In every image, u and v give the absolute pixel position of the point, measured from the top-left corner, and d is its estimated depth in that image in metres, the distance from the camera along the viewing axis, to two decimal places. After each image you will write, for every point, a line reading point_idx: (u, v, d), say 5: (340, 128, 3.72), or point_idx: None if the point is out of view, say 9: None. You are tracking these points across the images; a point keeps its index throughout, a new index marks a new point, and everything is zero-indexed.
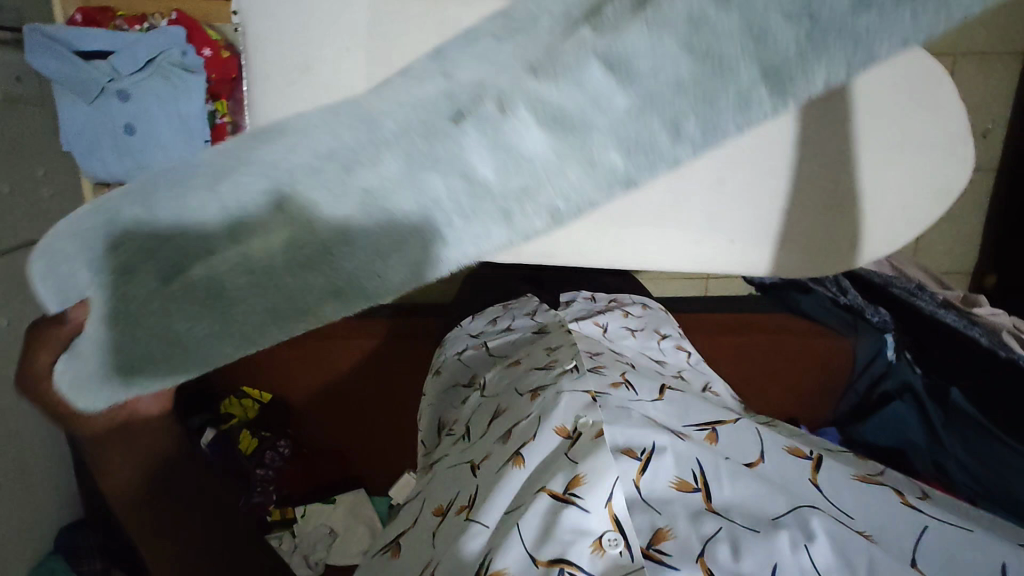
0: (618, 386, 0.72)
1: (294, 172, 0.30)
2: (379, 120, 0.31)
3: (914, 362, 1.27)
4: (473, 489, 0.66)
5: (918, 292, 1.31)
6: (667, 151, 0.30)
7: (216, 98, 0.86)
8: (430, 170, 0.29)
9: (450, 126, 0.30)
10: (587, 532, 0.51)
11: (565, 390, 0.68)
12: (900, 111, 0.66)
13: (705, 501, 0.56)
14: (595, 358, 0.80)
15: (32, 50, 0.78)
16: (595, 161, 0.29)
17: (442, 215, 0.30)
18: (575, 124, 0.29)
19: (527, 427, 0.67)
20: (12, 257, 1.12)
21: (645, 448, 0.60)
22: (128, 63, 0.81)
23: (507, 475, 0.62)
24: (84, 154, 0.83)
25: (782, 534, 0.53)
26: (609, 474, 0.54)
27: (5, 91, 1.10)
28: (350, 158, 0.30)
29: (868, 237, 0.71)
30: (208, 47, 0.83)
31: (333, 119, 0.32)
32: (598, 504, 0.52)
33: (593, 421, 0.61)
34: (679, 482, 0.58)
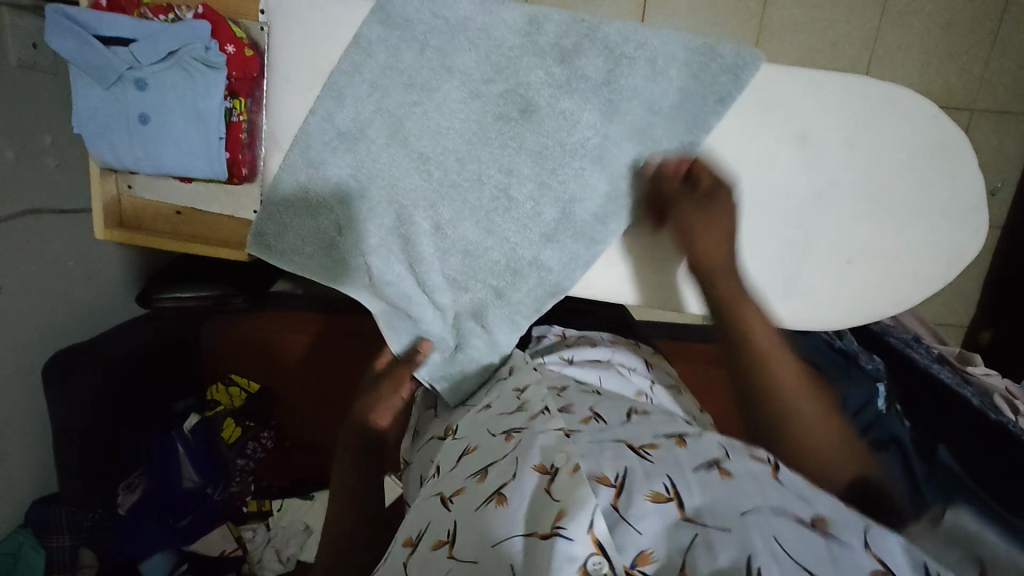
0: (590, 421, 0.60)
1: (484, 259, 0.72)
2: (500, 226, 0.71)
3: (902, 415, 1.26)
4: (450, 524, 0.52)
5: (914, 345, 1.33)
6: (648, 186, 0.70)
7: (234, 94, 0.69)
8: (563, 243, 0.72)
9: (565, 218, 0.71)
10: (574, 559, 0.44)
11: (536, 434, 0.56)
12: (916, 164, 0.70)
13: (680, 510, 0.47)
14: (564, 394, 0.67)
15: (55, 33, 0.63)
16: (621, 197, 0.70)
17: (574, 250, 0.72)
18: (611, 201, 0.70)
19: (502, 468, 0.55)
20: (13, 223, 1.12)
21: (619, 473, 0.50)
22: (149, 52, 0.64)
23: (486, 516, 0.50)
24: (92, 139, 0.68)
25: (755, 529, 0.44)
26: (589, 498, 0.46)
27: (21, 58, 1.10)
28: (519, 238, 0.72)
29: (885, 293, 0.75)
30: (233, 43, 0.66)
31: (499, 209, 0.71)
32: (581, 532, 0.45)
33: (569, 454, 0.52)
34: (654, 493, 0.48)
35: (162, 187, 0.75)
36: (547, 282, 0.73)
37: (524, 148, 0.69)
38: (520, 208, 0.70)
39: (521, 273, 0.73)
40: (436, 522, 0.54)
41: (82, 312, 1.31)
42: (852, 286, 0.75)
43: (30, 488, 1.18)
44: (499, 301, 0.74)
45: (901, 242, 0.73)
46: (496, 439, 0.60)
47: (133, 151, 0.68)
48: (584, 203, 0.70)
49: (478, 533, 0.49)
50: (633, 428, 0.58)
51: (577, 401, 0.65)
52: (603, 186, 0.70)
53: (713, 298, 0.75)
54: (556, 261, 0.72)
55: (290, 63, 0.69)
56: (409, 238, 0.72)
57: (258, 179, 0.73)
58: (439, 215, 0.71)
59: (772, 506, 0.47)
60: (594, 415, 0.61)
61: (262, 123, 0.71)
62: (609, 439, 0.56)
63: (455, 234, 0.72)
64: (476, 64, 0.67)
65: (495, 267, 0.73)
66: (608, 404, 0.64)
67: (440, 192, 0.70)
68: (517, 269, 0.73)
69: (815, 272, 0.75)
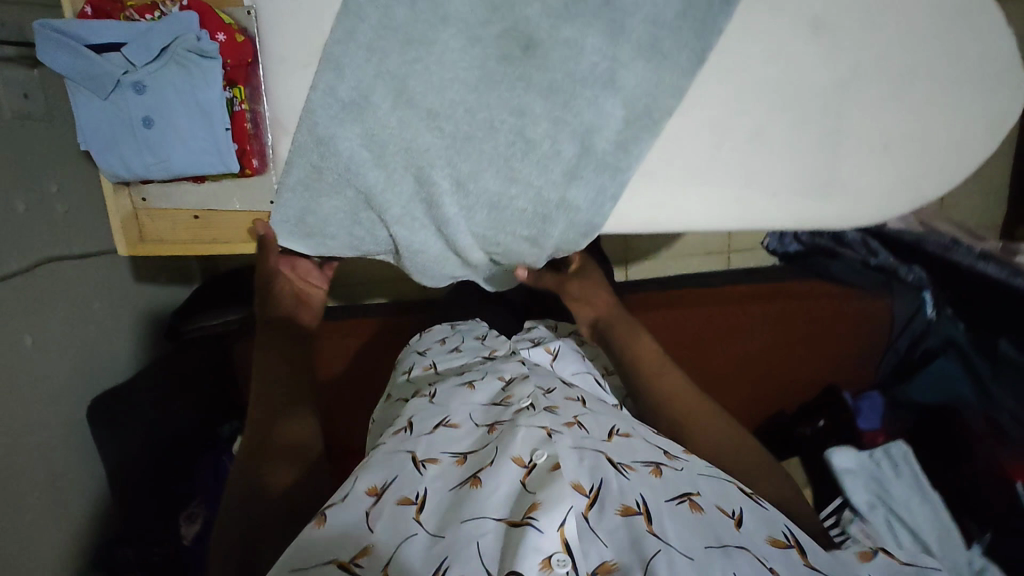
0: (573, 425, 0.73)
1: (509, 207, 0.69)
2: (519, 170, 0.68)
3: (956, 317, 1.23)
4: (419, 488, 0.63)
5: (953, 248, 1.26)
6: (664, 104, 0.67)
7: (232, 83, 0.68)
8: (590, 174, 0.69)
9: (587, 149, 0.68)
10: (539, 549, 0.54)
11: (521, 424, 0.69)
12: (940, 35, 0.68)
13: (647, 523, 0.60)
14: (550, 396, 0.80)
15: (46, 48, 0.62)
16: (638, 120, 0.68)
17: (606, 183, 0.69)
18: (632, 125, 0.68)
19: (484, 454, 0.66)
20: (34, 272, 1.13)
21: (594, 485, 0.63)
22: (141, 53, 0.63)
23: (462, 491, 0.61)
24: (100, 153, 0.67)
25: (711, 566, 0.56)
26: (564, 499, 0.58)
27: (15, 108, 1.11)
28: (543, 180, 0.68)
29: (928, 172, 0.72)
30: (223, 31, 0.66)
31: (516, 152, 0.68)
32: (551, 527, 0.55)
33: (549, 455, 0.64)
34: (624, 507, 0.61)
35: (177, 192, 0.74)
36: (581, 220, 0.70)
37: (535, 86, 0.66)
38: (541, 149, 0.67)
39: (549, 218, 0.70)
40: (405, 482, 0.63)
41: (111, 354, 1.32)
42: (887, 173, 0.72)
43: (87, 531, 1.19)
44: (533, 245, 0.72)
45: (936, 118, 0.70)
46: (479, 426, 0.73)
47: (140, 158, 0.67)
48: (602, 132, 0.67)
49: (452, 500, 0.61)
50: (615, 448, 0.70)
51: (561, 406, 0.78)
52: (620, 113, 0.67)
53: (749, 212, 0.72)
54: (585, 197, 0.69)
55: (285, 44, 0.68)
56: (431, 200, 0.69)
57: (270, 168, 0.72)
58: (457, 169, 0.68)
59: (732, 544, 0.60)
60: (577, 422, 0.74)
61: (265, 111, 0.70)
62: (590, 449, 0.68)
63: (475, 188, 0.69)
64: (471, 8, 0.64)
65: (522, 214, 0.70)
66: (591, 417, 0.77)
67: (454, 148, 0.67)
68: (545, 211, 0.69)
69: (856, 166, 0.71)
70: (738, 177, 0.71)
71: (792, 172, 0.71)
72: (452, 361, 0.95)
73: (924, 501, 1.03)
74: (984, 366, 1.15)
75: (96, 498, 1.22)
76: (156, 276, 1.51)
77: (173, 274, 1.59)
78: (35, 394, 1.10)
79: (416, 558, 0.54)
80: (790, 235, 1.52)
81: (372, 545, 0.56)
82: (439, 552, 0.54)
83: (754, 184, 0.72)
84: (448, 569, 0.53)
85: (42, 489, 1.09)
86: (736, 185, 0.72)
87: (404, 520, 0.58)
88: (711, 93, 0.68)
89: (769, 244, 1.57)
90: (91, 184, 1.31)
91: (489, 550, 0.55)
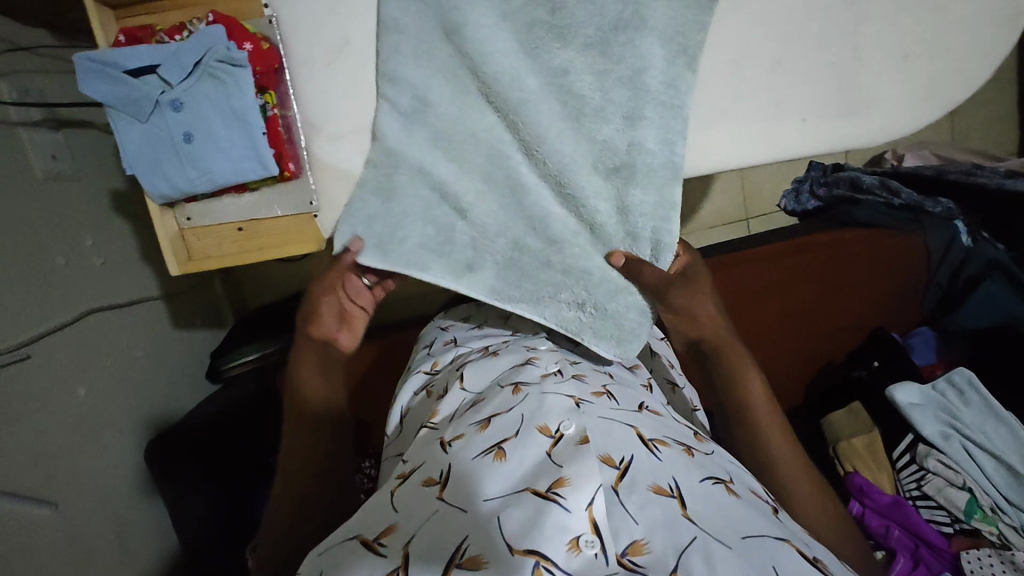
0: (602, 395, 0.70)
1: (575, 165, 0.69)
2: (581, 125, 0.68)
3: (994, 239, 1.22)
4: (445, 466, 0.61)
5: (976, 171, 1.24)
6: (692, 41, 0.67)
7: (263, 89, 0.71)
8: (644, 119, 0.68)
9: (638, 93, 0.67)
10: (566, 530, 0.51)
11: (547, 393, 0.67)
12: None
13: (681, 507, 0.55)
14: (578, 366, 0.78)
15: (87, 80, 0.64)
16: (673, 59, 0.67)
17: (670, 124, 0.68)
18: (676, 66, 0.67)
19: (509, 421, 0.64)
20: (79, 324, 1.15)
21: (624, 458, 0.59)
22: (176, 71, 0.66)
23: (486, 464, 0.59)
24: (145, 175, 0.69)
25: (750, 551, 0.51)
26: (593, 477, 0.54)
27: (45, 169, 1.15)
28: (603, 131, 0.68)
29: (951, 76, 0.73)
30: (249, 40, 0.68)
31: (572, 107, 0.68)
32: (578, 507, 0.52)
33: (577, 427, 0.61)
34: (656, 487, 0.57)
35: (221, 206, 0.76)
36: (657, 169, 0.69)
37: (573, 43, 0.67)
38: (594, 105, 0.68)
39: (629, 166, 0.69)
40: (433, 463, 0.62)
41: (155, 398, 1.33)
42: (912, 84, 0.73)
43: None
44: (620, 219, 0.70)
45: (950, 22, 0.72)
46: (504, 391, 0.70)
47: (183, 174, 0.69)
48: (646, 78, 0.67)
49: (476, 473, 0.58)
50: (646, 423, 0.67)
51: (589, 375, 0.76)
52: (660, 53, 0.67)
53: (778, 142, 0.73)
54: (653, 138, 0.68)
55: (308, 46, 0.70)
56: (508, 173, 0.69)
57: (306, 171, 0.74)
58: (505, 134, 0.68)
59: (770, 535, 0.55)
60: (606, 392, 0.71)
61: (295, 115, 0.72)
62: (619, 421, 0.65)
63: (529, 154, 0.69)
64: None
65: (601, 172, 0.70)
66: (620, 388, 0.74)
67: (512, 114, 0.67)
68: (627, 167, 0.69)
69: (881, 79, 0.72)
70: (764, 108, 0.72)
71: (818, 97, 0.72)
72: (471, 333, 0.92)
73: (1000, 424, 1.02)
74: None
75: (147, 543, 1.22)
76: (192, 320, 1.53)
77: (208, 317, 1.61)
78: (90, 443, 1.11)
79: (434, 531, 0.53)
80: (806, 192, 1.49)
81: (396, 524, 0.56)
82: (461, 529, 0.52)
83: (781, 112, 0.72)
84: (469, 547, 0.50)
85: (101, 536, 1.10)
86: (763, 116, 0.72)
87: (428, 499, 0.57)
88: (727, 29, 0.70)
89: (787, 206, 1.54)
90: (122, 235, 1.34)
91: (513, 522, 0.52)
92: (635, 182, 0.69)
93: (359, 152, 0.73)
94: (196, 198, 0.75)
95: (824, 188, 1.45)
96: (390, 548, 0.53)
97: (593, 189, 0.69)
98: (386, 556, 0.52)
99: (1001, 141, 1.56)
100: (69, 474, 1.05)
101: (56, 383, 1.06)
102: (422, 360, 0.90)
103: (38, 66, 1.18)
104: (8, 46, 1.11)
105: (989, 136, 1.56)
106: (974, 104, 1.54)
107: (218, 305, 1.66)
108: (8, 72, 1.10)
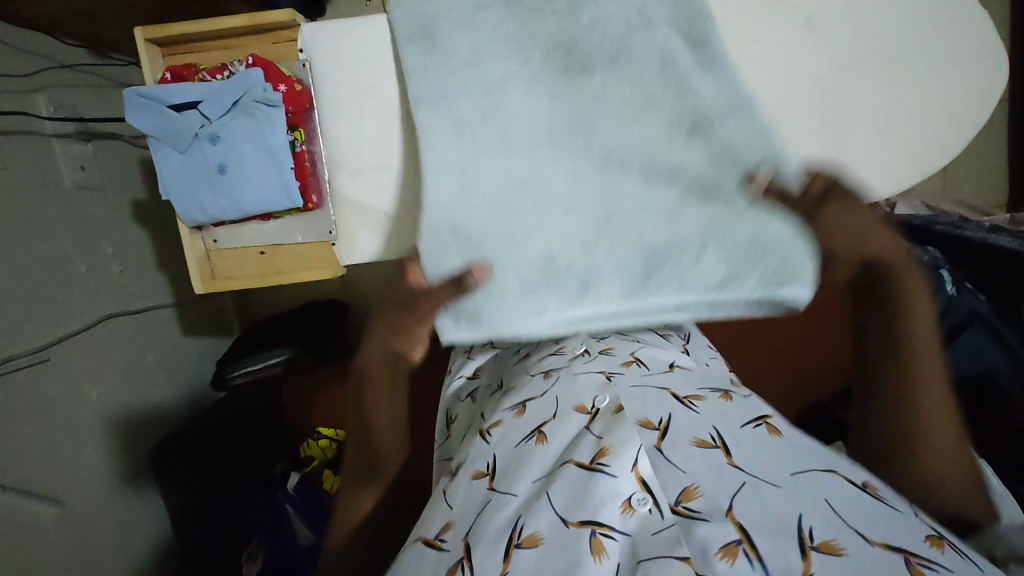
0: (631, 363, 0.69)
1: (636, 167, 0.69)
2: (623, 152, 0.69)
3: (977, 290, 1.26)
4: (490, 458, 0.62)
5: (963, 224, 1.32)
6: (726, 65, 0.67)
7: (294, 127, 0.77)
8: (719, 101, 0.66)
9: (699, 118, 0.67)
10: (617, 494, 0.51)
11: (579, 372, 0.67)
12: (924, 27, 0.76)
13: (726, 455, 0.54)
14: (605, 339, 0.77)
15: (137, 114, 0.72)
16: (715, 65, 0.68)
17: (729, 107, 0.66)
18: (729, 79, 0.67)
19: (545, 405, 0.64)
20: (96, 328, 1.20)
21: (662, 419, 0.58)
22: (216, 108, 0.73)
23: (528, 452, 0.59)
24: (179, 200, 0.75)
25: (802, 490, 0.50)
26: (633, 439, 0.54)
27: (73, 179, 1.21)
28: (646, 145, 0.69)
29: (933, 143, 0.78)
30: (284, 82, 0.75)
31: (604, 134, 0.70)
32: (624, 470, 0.52)
33: (612, 398, 0.61)
34: (699, 441, 0.55)
35: (247, 231, 0.81)
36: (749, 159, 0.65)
37: (601, 68, 0.70)
38: (628, 52, 0.69)
39: (705, 121, 0.67)
40: (480, 455, 0.63)
41: (163, 401, 1.38)
42: (894, 147, 0.78)
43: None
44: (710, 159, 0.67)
45: (930, 97, 0.77)
46: (538, 379, 0.71)
47: (214, 202, 0.75)
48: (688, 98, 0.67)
49: (518, 457, 0.59)
50: (676, 380, 0.66)
51: (618, 345, 0.75)
52: (676, 35, 0.69)
53: None
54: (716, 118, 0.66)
55: (337, 87, 0.76)
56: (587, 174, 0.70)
57: (328, 203, 0.80)
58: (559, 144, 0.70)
59: (818, 468, 0.53)
60: (635, 359, 0.70)
61: (321, 150, 0.78)
62: (651, 386, 0.64)
63: (587, 59, 0.70)
64: (502, 38, 0.71)
65: (717, 181, 0.66)
66: (649, 351, 0.72)
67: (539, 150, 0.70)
68: (733, 154, 0.66)
69: (868, 146, 0.78)
70: None
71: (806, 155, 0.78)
72: None
73: None
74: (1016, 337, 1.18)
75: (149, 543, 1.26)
76: (200, 327, 1.57)
77: (215, 325, 1.64)
78: (98, 442, 1.16)
79: (484, 517, 0.54)
80: None
81: (453, 520, 0.57)
82: (509, 511, 0.53)
83: None
84: (524, 526, 0.51)
85: (106, 531, 1.14)
86: None
87: (477, 490, 0.58)
88: None
89: None
90: (141, 242, 1.39)
91: (562, 493, 0.52)
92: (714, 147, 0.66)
93: (378, 186, 0.78)
94: (224, 222, 0.80)
95: None
96: (450, 543, 0.55)
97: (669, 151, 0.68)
98: (449, 550, 0.54)
99: (992, 192, 1.62)
100: (75, 473, 1.08)
101: (70, 385, 1.11)
102: (464, 364, 0.90)
103: (73, 81, 1.25)
104: (47, 62, 1.18)
105: (980, 188, 1.62)
106: (966, 158, 1.61)
107: (225, 313, 1.70)
108: (46, 86, 1.16)
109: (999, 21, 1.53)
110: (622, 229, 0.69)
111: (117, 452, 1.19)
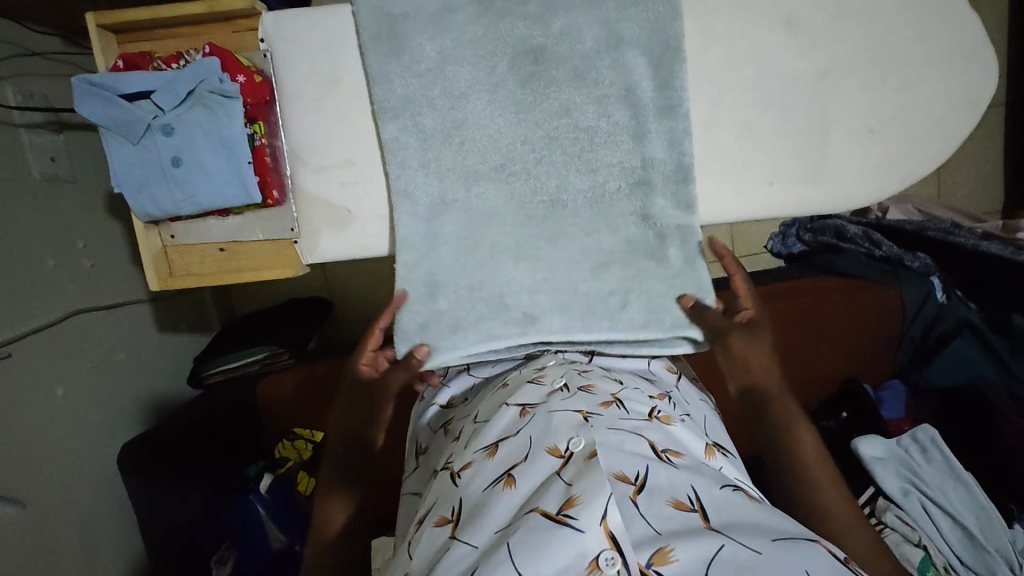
0: (611, 404, 0.59)
1: (579, 196, 0.72)
2: (568, 179, 0.72)
3: (965, 298, 1.25)
4: (456, 501, 0.53)
5: (955, 231, 1.26)
6: (683, 103, 0.70)
7: (253, 120, 0.74)
8: (663, 127, 0.70)
9: (644, 138, 0.70)
10: (583, 552, 0.43)
11: (554, 410, 0.57)
12: (910, 30, 0.73)
13: (703, 519, 0.47)
14: (587, 373, 0.66)
15: (84, 102, 0.68)
16: (670, 83, 0.69)
17: (679, 134, 0.70)
18: (679, 110, 0.70)
19: (517, 443, 0.55)
20: (65, 324, 1.17)
21: (639, 473, 0.50)
22: (170, 97, 0.70)
23: (493, 495, 0.51)
24: (132, 194, 0.73)
25: (789, 558, 0.43)
26: (604, 487, 0.46)
27: (44, 172, 1.18)
28: (588, 152, 0.71)
29: (919, 149, 0.75)
30: (243, 73, 0.71)
31: (555, 164, 0.71)
32: (593, 523, 0.44)
33: (586, 441, 0.52)
34: (675, 501, 0.48)
35: (205, 227, 0.79)
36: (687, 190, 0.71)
37: (565, 85, 0.70)
38: (596, 70, 0.70)
39: (648, 182, 0.71)
40: (443, 500, 0.55)
41: (136, 398, 1.35)
42: (878, 155, 0.76)
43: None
44: (656, 188, 0.71)
45: (915, 103, 0.75)
46: (509, 411, 0.60)
47: (168, 196, 0.72)
48: (645, 129, 0.70)
49: (481, 503, 0.51)
50: (661, 430, 0.58)
51: (598, 382, 0.64)
52: (643, 62, 0.69)
53: (746, 204, 0.76)
54: (663, 145, 0.70)
55: (299, 79, 0.73)
56: (543, 196, 0.72)
57: (290, 199, 0.76)
58: (509, 160, 0.71)
59: (801, 537, 0.47)
60: (616, 400, 0.60)
61: (282, 145, 0.75)
62: (629, 430, 0.55)
63: (555, 74, 0.70)
64: (469, 41, 0.69)
65: (641, 250, 0.72)
66: (633, 393, 0.63)
67: (505, 169, 0.71)
68: (661, 231, 0.71)
69: (851, 151, 0.75)
70: (734, 171, 0.75)
71: (786, 163, 0.75)
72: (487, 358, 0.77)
73: (959, 483, 1.01)
74: (1003, 345, 1.16)
75: (121, 542, 1.23)
76: (177, 323, 1.54)
77: (193, 321, 1.61)
78: (66, 441, 1.13)
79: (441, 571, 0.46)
80: (792, 235, 1.49)
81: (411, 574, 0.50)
82: (467, 565, 0.45)
83: (751, 176, 0.76)
84: None
85: (74, 532, 1.12)
86: (733, 178, 0.76)
87: (438, 543, 0.50)
88: (700, 93, 0.74)
89: (775, 247, 1.53)
90: (116, 236, 1.36)
91: (524, 542, 0.44)
92: (655, 169, 0.71)
93: (341, 184, 0.75)
94: (180, 217, 0.78)
95: (810, 234, 1.46)
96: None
97: (610, 179, 0.71)
98: None
99: (988, 198, 1.59)
100: (39, 473, 1.06)
101: (36, 383, 1.08)
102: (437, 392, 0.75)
103: (43, 69, 1.21)
104: (17, 50, 1.14)
105: (977, 194, 1.59)
106: (962, 162, 1.58)
107: (205, 310, 1.66)
108: (14, 75, 1.13)
109: (1001, 23, 1.50)
110: (560, 286, 0.71)
111: (86, 451, 1.17)
